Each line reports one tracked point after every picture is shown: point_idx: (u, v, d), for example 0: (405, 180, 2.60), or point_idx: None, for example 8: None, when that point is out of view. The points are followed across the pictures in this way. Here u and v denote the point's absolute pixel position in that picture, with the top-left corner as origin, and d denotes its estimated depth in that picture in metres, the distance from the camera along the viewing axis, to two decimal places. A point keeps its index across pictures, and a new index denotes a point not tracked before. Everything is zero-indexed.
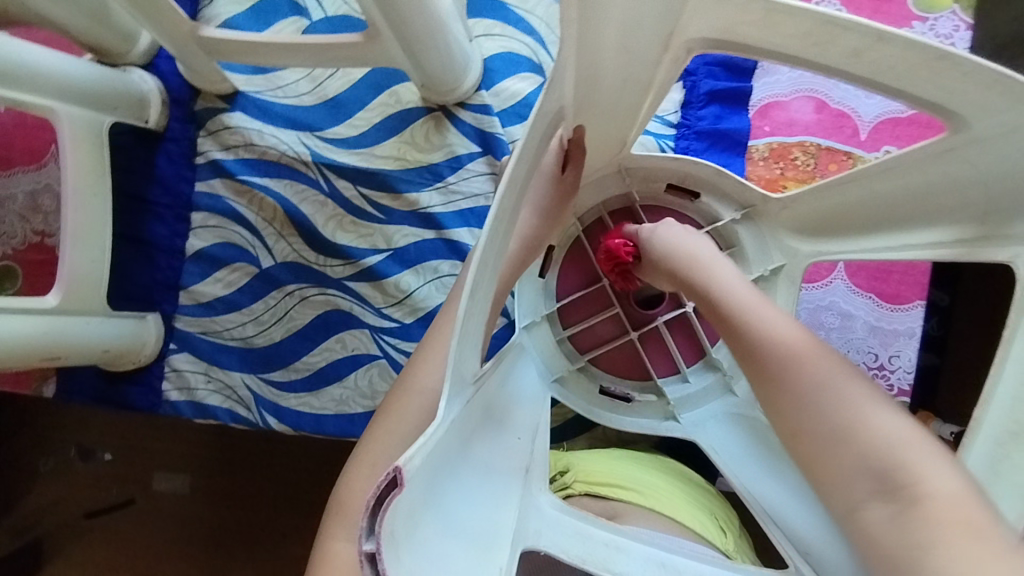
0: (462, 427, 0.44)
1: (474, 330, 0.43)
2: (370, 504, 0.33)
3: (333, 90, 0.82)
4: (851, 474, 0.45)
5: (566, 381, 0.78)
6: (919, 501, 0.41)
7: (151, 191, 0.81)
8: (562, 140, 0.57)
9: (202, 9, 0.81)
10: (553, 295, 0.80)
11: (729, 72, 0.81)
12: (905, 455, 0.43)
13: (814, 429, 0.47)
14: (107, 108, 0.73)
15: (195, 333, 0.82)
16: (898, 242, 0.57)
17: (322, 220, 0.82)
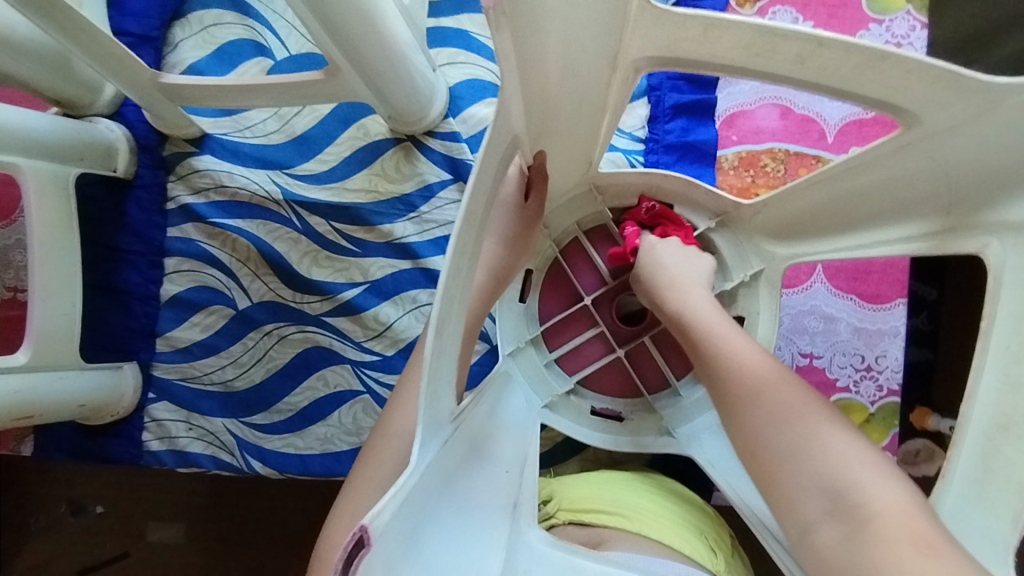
0: (443, 469, 0.42)
1: (444, 363, 0.42)
2: (339, 567, 0.31)
3: (301, 127, 0.82)
4: (803, 491, 0.45)
5: (557, 405, 0.77)
6: (868, 522, 0.41)
7: (123, 239, 0.81)
8: (522, 168, 0.58)
9: (166, 56, 0.81)
10: (535, 319, 0.79)
11: (693, 85, 0.81)
12: (857, 474, 0.43)
13: (770, 447, 0.47)
14: (73, 160, 0.73)
15: (174, 380, 0.81)
16: (869, 241, 0.57)
17: (296, 256, 0.81)
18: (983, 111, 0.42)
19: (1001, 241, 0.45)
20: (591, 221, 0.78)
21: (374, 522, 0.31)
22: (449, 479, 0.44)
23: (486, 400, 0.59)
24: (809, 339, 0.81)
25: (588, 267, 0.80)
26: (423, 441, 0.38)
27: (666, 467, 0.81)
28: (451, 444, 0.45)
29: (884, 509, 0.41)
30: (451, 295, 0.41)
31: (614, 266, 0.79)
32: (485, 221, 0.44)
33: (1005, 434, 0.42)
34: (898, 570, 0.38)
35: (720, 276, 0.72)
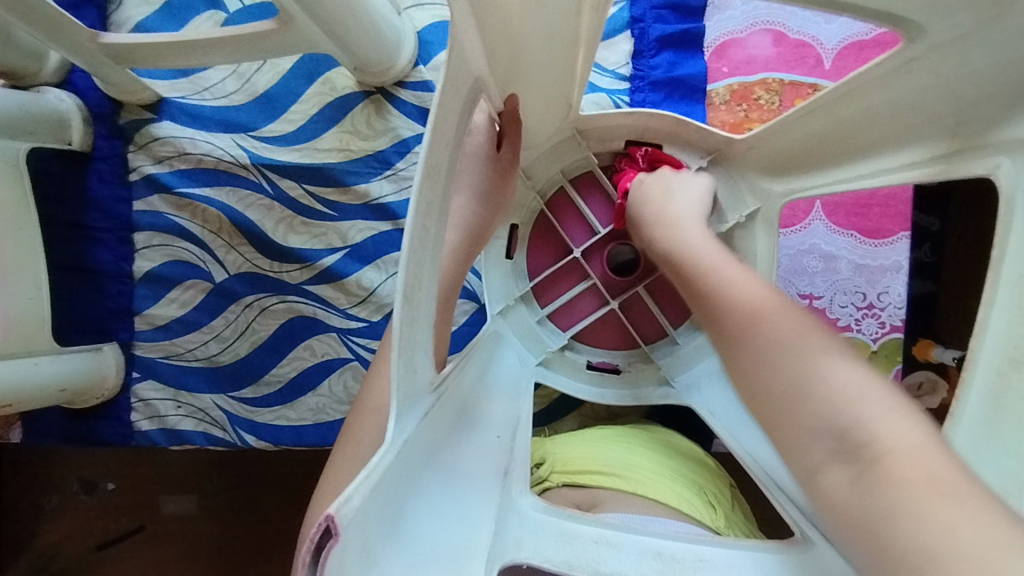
0: (423, 436, 0.40)
1: (417, 330, 0.40)
2: (308, 558, 0.29)
3: (263, 84, 0.77)
4: (805, 432, 0.41)
5: (551, 363, 0.75)
6: (877, 459, 0.37)
7: (88, 216, 0.77)
8: (491, 114, 0.55)
9: (110, 15, 0.76)
10: (524, 275, 0.76)
11: (679, 14, 0.76)
12: (862, 408, 0.39)
13: (770, 388, 0.44)
14: (22, 134, 0.68)
15: (157, 358, 0.78)
16: (871, 169, 0.53)
17: (271, 224, 0.77)
18: (997, 18, 0.37)
19: (1013, 159, 0.41)
20: (577, 168, 0.74)
21: (342, 508, 0.29)
22: (432, 441, 0.42)
23: (473, 358, 0.57)
24: (808, 279, 0.78)
25: (577, 218, 0.76)
26: (398, 414, 0.36)
27: (666, 417, 0.80)
28: (433, 405, 0.43)
29: (895, 444, 0.37)
30: (418, 256, 0.37)
31: (603, 215, 0.75)
32: (450, 173, 0.40)
33: (1018, 369, 0.39)
34: (908, 514, 0.34)
35: (716, 217, 0.68)
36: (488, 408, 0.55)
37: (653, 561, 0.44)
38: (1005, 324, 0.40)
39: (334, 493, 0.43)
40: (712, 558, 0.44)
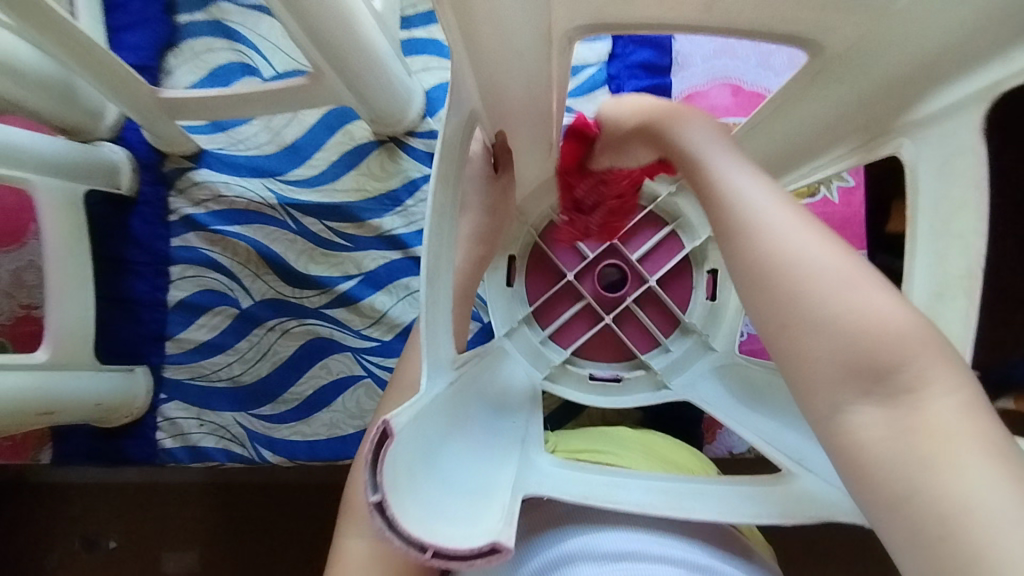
0: (448, 403, 0.48)
1: (441, 306, 0.48)
2: (371, 458, 0.36)
3: (290, 136, 0.89)
4: (832, 368, 0.36)
5: (556, 377, 0.82)
6: (896, 376, 0.35)
7: (129, 252, 0.86)
8: (486, 144, 0.65)
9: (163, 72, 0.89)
10: (524, 300, 0.85)
11: (649, 72, 0.90)
12: (884, 343, 0.35)
13: (781, 303, 0.37)
14: (82, 177, 0.79)
15: (184, 379, 0.85)
16: (818, 163, 0.62)
17: (293, 255, 0.87)
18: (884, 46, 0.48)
19: (912, 140, 0.49)
20: None
21: (394, 419, 0.38)
22: (455, 414, 0.50)
23: (484, 364, 0.65)
24: None
25: (566, 245, 0.86)
26: (429, 373, 0.45)
27: (657, 421, 0.87)
28: (453, 385, 0.51)
29: (885, 329, 0.35)
30: (439, 241, 0.47)
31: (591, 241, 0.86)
32: (459, 172, 0.50)
33: (941, 297, 0.45)
34: (943, 468, 0.33)
35: (690, 234, 0.83)
36: (502, 401, 0.63)
37: (659, 495, 0.50)
38: (927, 271, 0.47)
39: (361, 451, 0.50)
40: (710, 489, 0.51)
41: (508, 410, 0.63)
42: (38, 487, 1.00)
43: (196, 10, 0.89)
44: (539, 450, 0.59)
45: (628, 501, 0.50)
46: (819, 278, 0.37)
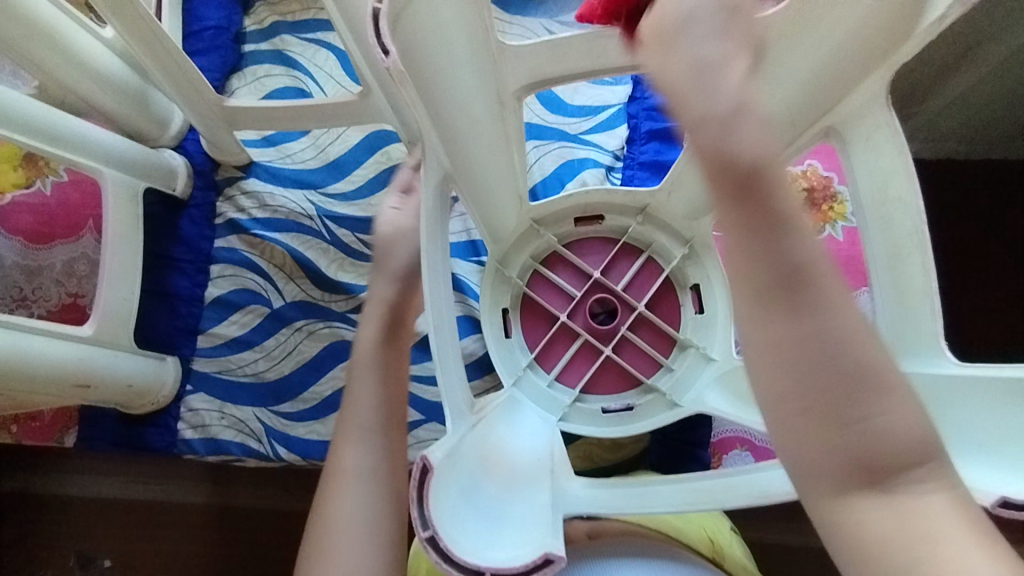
0: (472, 447, 0.53)
1: (444, 320, 0.52)
2: (416, 492, 0.42)
3: (334, 153, 0.96)
4: (838, 475, 0.35)
5: (570, 417, 0.84)
6: (901, 477, 0.34)
7: (175, 249, 0.92)
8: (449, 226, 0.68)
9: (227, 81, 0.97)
10: (525, 348, 0.86)
11: (666, 114, 0.94)
12: (865, 380, 0.34)
13: (805, 379, 0.34)
14: (143, 176, 0.85)
15: (211, 372, 0.89)
16: None
17: (325, 262, 0.91)
18: None
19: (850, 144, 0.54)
20: (544, 252, 0.87)
21: (431, 456, 0.44)
22: (478, 456, 0.54)
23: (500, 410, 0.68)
24: None
25: (554, 290, 0.87)
26: (452, 420, 0.51)
27: (665, 444, 0.87)
28: (473, 428, 0.55)
29: (895, 435, 0.34)
30: (433, 265, 0.51)
31: (574, 281, 0.87)
32: (444, 214, 0.55)
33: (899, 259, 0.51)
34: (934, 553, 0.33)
35: (664, 260, 0.85)
36: (523, 438, 0.64)
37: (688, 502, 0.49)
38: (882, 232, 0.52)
39: None
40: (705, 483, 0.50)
41: (535, 443, 0.65)
42: (39, 496, 0.97)
43: (261, 41, 0.99)
44: (569, 475, 0.61)
45: (661, 508, 0.50)
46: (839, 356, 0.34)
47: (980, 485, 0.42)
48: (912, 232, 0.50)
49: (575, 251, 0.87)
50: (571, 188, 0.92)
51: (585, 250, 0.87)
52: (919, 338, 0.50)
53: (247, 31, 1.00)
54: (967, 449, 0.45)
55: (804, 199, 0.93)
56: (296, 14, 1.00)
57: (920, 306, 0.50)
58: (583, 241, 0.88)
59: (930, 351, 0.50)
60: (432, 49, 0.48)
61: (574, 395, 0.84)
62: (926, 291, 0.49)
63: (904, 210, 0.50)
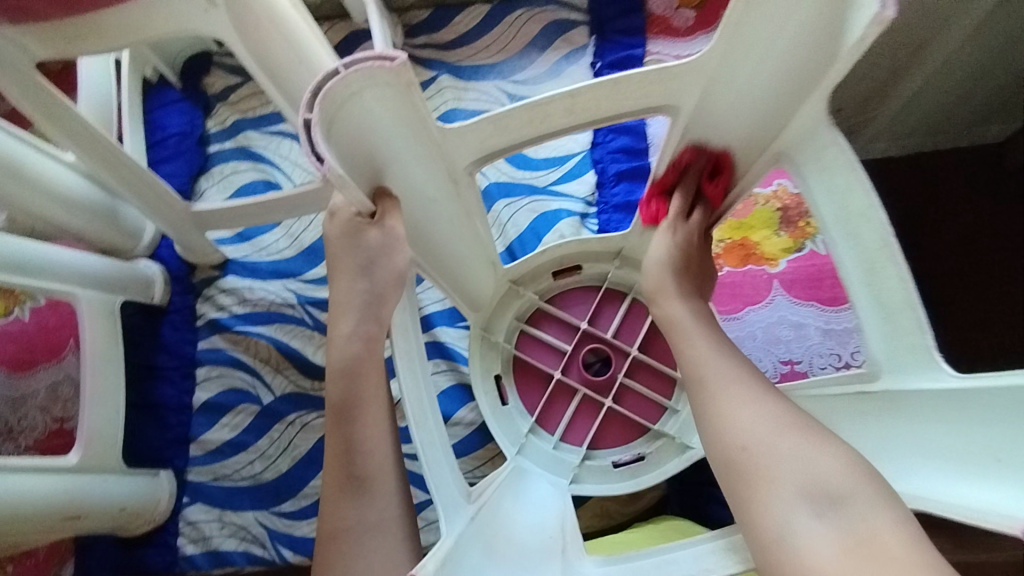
0: (477, 541, 0.50)
1: (428, 412, 0.50)
2: None
3: (308, 239, 0.95)
4: (793, 497, 0.45)
5: (581, 476, 0.80)
6: (846, 508, 0.43)
7: (159, 358, 0.90)
8: (451, 296, 0.73)
9: (197, 187, 0.99)
10: (525, 411, 0.84)
11: (630, 155, 0.95)
12: (804, 454, 0.46)
13: (730, 441, 0.50)
14: (118, 290, 0.85)
15: (207, 480, 0.86)
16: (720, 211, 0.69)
17: (311, 349, 0.89)
18: None
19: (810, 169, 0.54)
20: (527, 311, 0.87)
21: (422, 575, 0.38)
22: (485, 547, 0.51)
23: (501, 488, 0.63)
24: (784, 347, 0.87)
25: (543, 347, 0.86)
26: (445, 517, 0.47)
27: (683, 491, 0.83)
28: (475, 519, 0.52)
29: (834, 476, 0.45)
30: (410, 353, 0.50)
31: (563, 335, 0.86)
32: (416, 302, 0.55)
33: (875, 273, 0.51)
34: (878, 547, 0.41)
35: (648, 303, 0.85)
36: (531, 521, 0.61)
37: (710, 557, 0.48)
38: (851, 250, 0.52)
39: (377, 529, 0.48)
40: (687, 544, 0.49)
41: (542, 523, 0.62)
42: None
43: (225, 140, 1.01)
44: (580, 552, 0.56)
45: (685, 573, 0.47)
46: (756, 428, 0.50)
47: (1009, 513, 0.39)
48: (881, 246, 0.49)
49: (560, 305, 0.87)
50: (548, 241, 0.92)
51: (569, 303, 0.87)
52: (911, 353, 0.49)
53: (210, 132, 1.02)
54: (985, 466, 0.43)
55: (779, 218, 0.93)
56: (256, 109, 1.02)
57: (907, 318, 0.49)
58: (566, 295, 0.88)
59: (923, 363, 0.48)
60: (378, 140, 0.48)
61: (583, 453, 0.81)
62: (907, 305, 0.49)
63: (871, 224, 0.50)
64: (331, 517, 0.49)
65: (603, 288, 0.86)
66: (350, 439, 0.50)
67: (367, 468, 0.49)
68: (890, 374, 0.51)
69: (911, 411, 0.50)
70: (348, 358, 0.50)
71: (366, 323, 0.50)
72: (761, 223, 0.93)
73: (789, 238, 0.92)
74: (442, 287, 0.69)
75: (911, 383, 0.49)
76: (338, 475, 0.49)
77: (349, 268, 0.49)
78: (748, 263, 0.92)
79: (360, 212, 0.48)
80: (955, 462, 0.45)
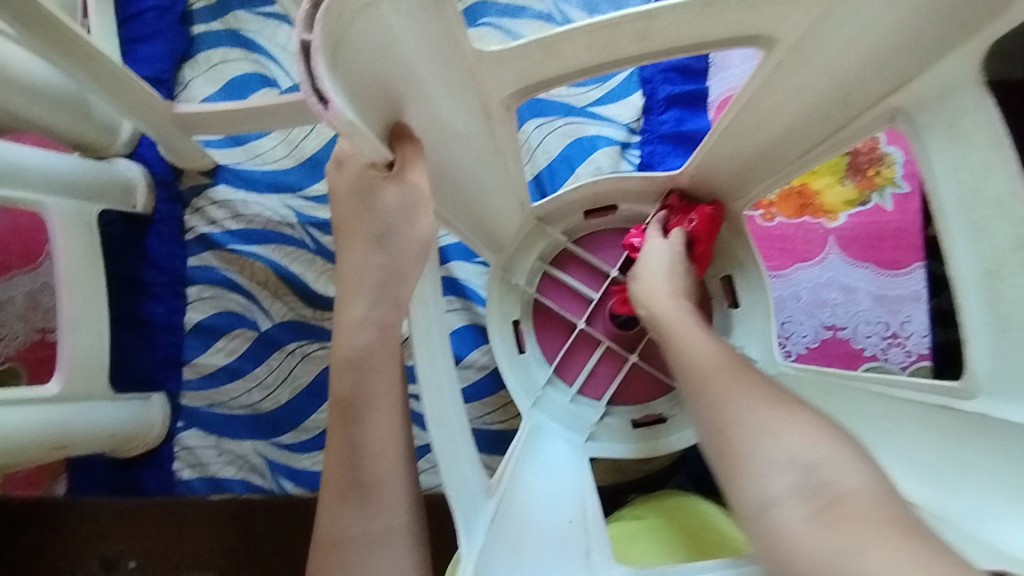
0: (498, 543, 0.46)
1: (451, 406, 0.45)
2: None
3: (309, 149, 0.84)
4: (773, 476, 0.37)
5: (598, 433, 0.75)
6: (839, 496, 0.35)
7: (146, 273, 0.82)
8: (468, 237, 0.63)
9: (180, 76, 0.85)
10: (543, 360, 0.78)
11: (685, 75, 0.81)
12: (786, 430, 0.39)
13: (712, 417, 0.44)
14: (94, 198, 0.75)
15: (202, 406, 0.81)
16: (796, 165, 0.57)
17: (313, 275, 0.81)
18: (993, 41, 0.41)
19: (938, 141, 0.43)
20: (552, 252, 0.78)
21: None
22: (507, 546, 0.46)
23: (519, 462, 0.59)
24: (830, 311, 0.80)
25: (567, 293, 0.79)
26: (465, 526, 0.43)
27: (702, 454, 0.81)
28: (497, 516, 0.48)
29: (823, 457, 0.37)
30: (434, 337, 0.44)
31: (589, 282, 0.78)
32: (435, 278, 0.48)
33: (999, 278, 0.39)
34: (867, 545, 0.32)
35: None
36: (550, 498, 0.57)
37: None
38: (972, 248, 0.41)
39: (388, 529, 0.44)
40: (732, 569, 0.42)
41: (561, 499, 0.57)
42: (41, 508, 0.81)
43: (212, 19, 0.86)
44: (605, 558, 0.49)
45: None
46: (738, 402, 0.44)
47: None
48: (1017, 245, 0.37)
49: (588, 248, 0.78)
50: (582, 173, 0.81)
51: (598, 246, 0.78)
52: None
53: (194, 8, 0.86)
54: None
55: (846, 164, 0.82)
56: None
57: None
58: (596, 236, 0.79)
59: None
60: (400, 69, 0.37)
61: (602, 409, 0.76)
62: None
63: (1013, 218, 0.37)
64: (335, 517, 0.44)
65: (638, 233, 0.76)
66: (358, 432, 0.43)
67: (381, 464, 0.44)
68: (991, 397, 0.41)
69: (1007, 448, 0.38)
70: (360, 344, 0.42)
71: (380, 308, 0.42)
72: (827, 169, 0.82)
73: (854, 189, 0.81)
74: (460, 231, 0.60)
75: (1013, 414, 0.38)
76: (340, 479, 0.44)
77: (360, 237, 0.40)
78: (804, 214, 0.82)
79: (373, 164, 0.37)
80: (1010, 499, 0.37)
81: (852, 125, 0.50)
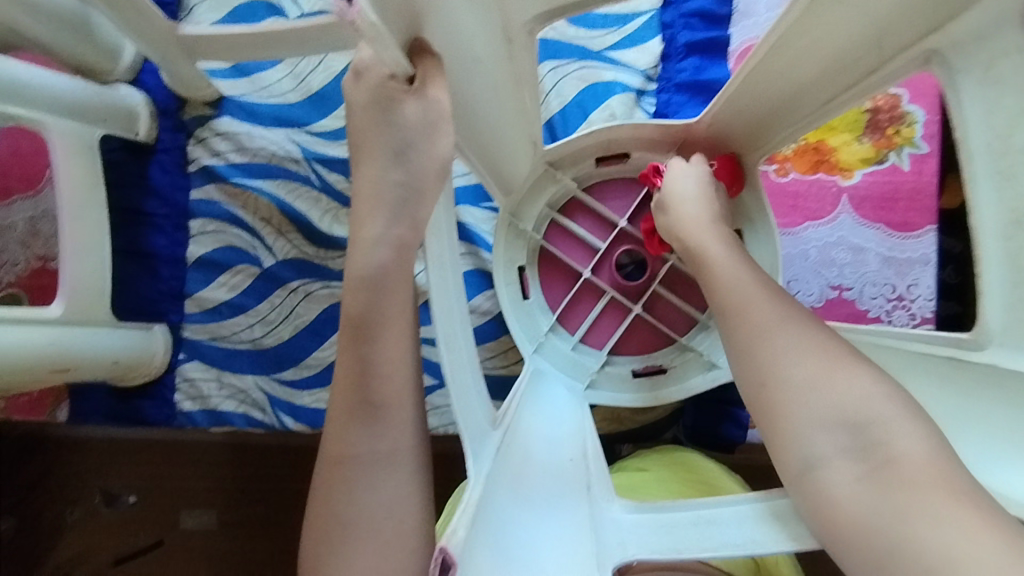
0: (501, 476, 0.46)
1: (459, 335, 0.44)
2: None
3: (316, 83, 0.82)
4: (825, 423, 0.41)
5: (598, 382, 0.76)
6: (894, 458, 0.38)
7: (148, 203, 0.81)
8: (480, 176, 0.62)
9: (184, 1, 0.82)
10: (546, 308, 0.78)
11: (707, 22, 0.79)
12: (833, 381, 0.42)
13: (754, 369, 0.46)
14: (96, 121, 0.73)
15: (204, 340, 0.81)
16: (821, 113, 0.55)
17: (317, 214, 0.80)
18: None
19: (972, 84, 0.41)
20: (561, 200, 0.77)
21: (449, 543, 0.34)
22: (508, 480, 0.47)
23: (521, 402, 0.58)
24: (837, 271, 0.79)
25: (574, 242, 0.78)
26: (472, 455, 0.43)
27: (700, 408, 0.81)
28: (500, 449, 0.48)
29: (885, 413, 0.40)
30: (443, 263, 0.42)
31: (597, 231, 0.77)
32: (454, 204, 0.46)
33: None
34: (926, 513, 0.35)
35: None
36: (550, 439, 0.57)
37: (756, 525, 0.41)
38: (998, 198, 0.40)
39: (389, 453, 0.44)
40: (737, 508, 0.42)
41: (560, 440, 0.58)
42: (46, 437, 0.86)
43: None
44: (607, 492, 0.51)
45: (725, 540, 0.40)
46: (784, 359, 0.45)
47: None
48: None
49: (598, 197, 0.77)
50: (595, 120, 0.79)
51: (608, 195, 0.77)
52: None
53: None
54: None
55: (865, 122, 0.80)
56: None
57: None
58: (607, 185, 0.77)
59: None
60: None
61: (603, 359, 0.76)
62: None
63: None
64: (340, 434, 0.44)
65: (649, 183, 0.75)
66: (364, 357, 0.43)
67: (384, 389, 0.44)
68: (1002, 349, 0.41)
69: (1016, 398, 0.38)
70: (374, 266, 0.41)
71: (397, 226, 0.41)
72: (846, 126, 0.80)
73: (872, 147, 0.80)
74: (474, 167, 0.59)
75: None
76: (350, 404, 0.43)
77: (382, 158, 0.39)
78: (818, 171, 0.81)
79: (395, 76, 0.38)
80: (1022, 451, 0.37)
81: (878, 73, 0.48)
